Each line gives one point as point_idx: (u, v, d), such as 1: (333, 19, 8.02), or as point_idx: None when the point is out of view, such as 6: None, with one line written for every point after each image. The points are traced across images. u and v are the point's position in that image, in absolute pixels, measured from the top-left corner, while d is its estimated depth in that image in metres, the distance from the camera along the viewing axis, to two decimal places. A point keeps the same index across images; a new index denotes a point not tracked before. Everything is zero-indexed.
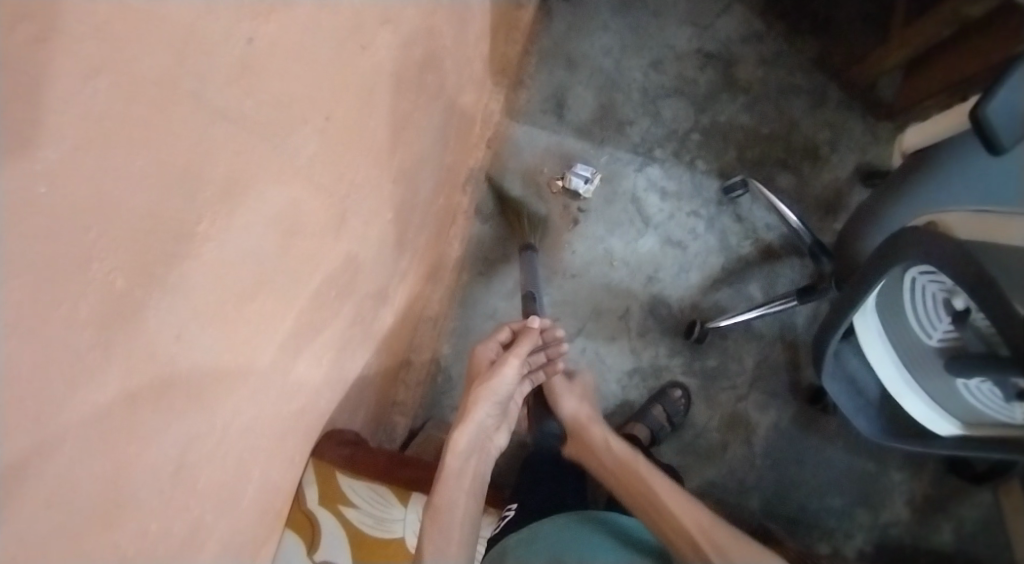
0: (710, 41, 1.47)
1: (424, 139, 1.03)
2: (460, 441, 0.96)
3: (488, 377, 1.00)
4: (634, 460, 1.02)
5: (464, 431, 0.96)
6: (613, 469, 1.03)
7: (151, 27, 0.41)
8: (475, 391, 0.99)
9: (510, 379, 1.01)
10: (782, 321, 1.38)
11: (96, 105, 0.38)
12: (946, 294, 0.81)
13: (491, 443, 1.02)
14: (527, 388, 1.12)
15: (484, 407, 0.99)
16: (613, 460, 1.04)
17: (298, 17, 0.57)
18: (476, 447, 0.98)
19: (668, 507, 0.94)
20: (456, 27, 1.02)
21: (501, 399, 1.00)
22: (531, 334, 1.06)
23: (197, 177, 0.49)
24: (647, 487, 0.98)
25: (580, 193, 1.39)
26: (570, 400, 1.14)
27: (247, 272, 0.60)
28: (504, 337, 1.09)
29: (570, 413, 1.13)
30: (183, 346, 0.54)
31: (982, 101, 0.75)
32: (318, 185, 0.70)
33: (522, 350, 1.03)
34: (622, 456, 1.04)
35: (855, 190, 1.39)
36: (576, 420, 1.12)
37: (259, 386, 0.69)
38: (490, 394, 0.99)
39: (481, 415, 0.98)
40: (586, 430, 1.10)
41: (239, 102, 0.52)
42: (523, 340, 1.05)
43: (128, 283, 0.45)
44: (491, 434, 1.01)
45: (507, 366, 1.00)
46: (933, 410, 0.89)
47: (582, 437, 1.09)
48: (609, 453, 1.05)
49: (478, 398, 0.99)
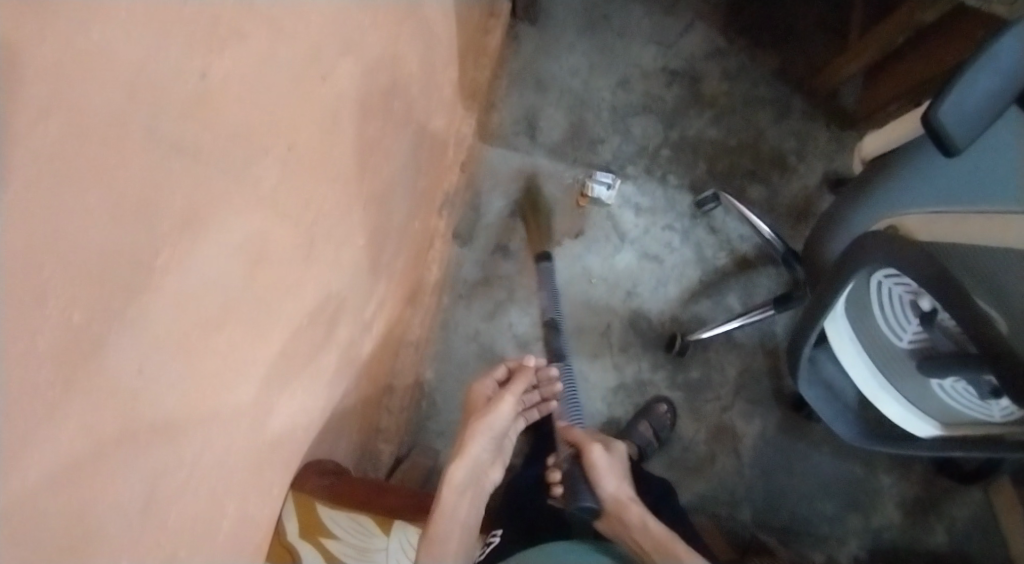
0: (675, 58, 1.50)
1: (394, 164, 1.04)
2: (456, 474, 0.96)
3: (484, 411, 1.01)
4: (673, 542, 0.97)
5: (461, 464, 0.97)
6: (649, 550, 0.98)
7: (100, 68, 0.42)
8: (471, 425, 1.00)
9: (507, 415, 1.02)
10: (763, 330, 1.39)
11: (45, 143, 0.39)
12: (912, 296, 0.83)
13: (485, 478, 1.02)
14: (522, 425, 1.13)
15: (480, 442, 0.99)
16: (646, 536, 0.99)
17: (253, 49, 0.58)
18: (472, 480, 0.98)
19: None
20: (421, 55, 1.04)
21: (497, 433, 1.01)
22: (527, 372, 1.07)
23: (153, 212, 0.50)
24: (677, 558, 0.95)
25: (603, 199, 1.41)
26: (611, 481, 1.07)
27: (210, 304, 0.60)
28: (500, 374, 1.11)
29: (611, 493, 1.06)
30: (146, 380, 0.53)
31: (934, 105, 0.77)
32: (283, 215, 0.70)
33: (518, 386, 1.04)
34: (659, 536, 0.98)
35: (824, 197, 1.42)
36: (615, 499, 1.06)
37: (229, 419, 0.69)
38: (487, 428, 1.00)
39: (476, 449, 0.99)
40: (625, 508, 1.04)
41: (195, 136, 0.53)
42: (518, 379, 1.06)
43: (86, 318, 0.45)
44: (485, 469, 1.02)
45: (504, 403, 1.01)
46: (910, 411, 0.90)
47: (619, 515, 1.04)
48: (645, 533, 1.00)
49: (474, 432, 1.00)
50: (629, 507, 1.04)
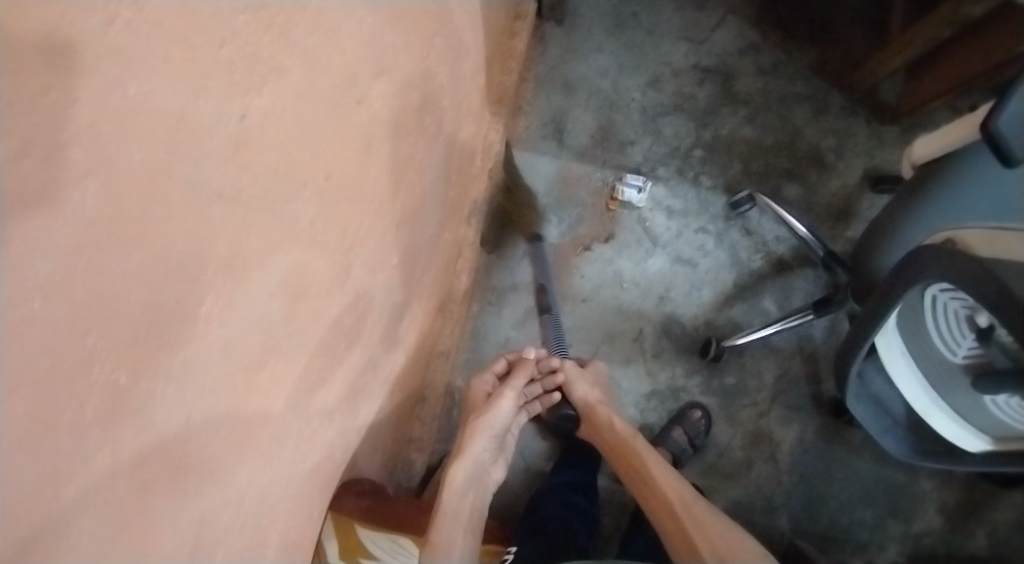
0: (707, 55, 1.48)
1: (425, 180, 1.02)
2: (457, 476, 0.96)
3: (485, 410, 1.03)
4: (636, 441, 1.06)
5: (463, 464, 0.97)
6: (615, 447, 1.07)
7: (138, 122, 0.40)
8: (471, 425, 1.02)
9: (506, 411, 1.04)
10: (801, 335, 1.37)
11: (86, 210, 0.37)
12: (969, 311, 0.79)
13: (488, 477, 1.03)
14: (523, 419, 1.13)
15: (481, 440, 1.01)
16: (614, 439, 1.08)
17: (291, 84, 0.57)
18: (475, 481, 0.99)
19: (653, 476, 1.00)
20: (451, 66, 1.03)
21: (498, 431, 1.02)
22: (527, 365, 1.08)
23: (197, 264, 0.49)
24: (644, 468, 1.02)
25: (635, 203, 1.38)
26: (583, 386, 1.15)
27: (254, 344, 0.59)
28: (500, 368, 1.12)
29: (582, 398, 1.14)
30: (193, 429, 0.53)
31: (992, 114, 0.73)
32: (320, 246, 0.69)
33: (518, 381, 1.06)
34: (623, 435, 1.07)
35: (864, 196, 1.38)
36: (587, 404, 1.14)
37: (271, 449, 0.67)
38: (487, 427, 1.01)
39: (478, 448, 1.00)
40: (596, 411, 1.12)
41: (236, 180, 0.52)
42: (518, 373, 1.08)
43: (132, 378, 0.44)
44: (488, 468, 1.03)
45: (503, 398, 1.02)
46: (964, 428, 0.88)
47: (593, 419, 1.12)
48: (613, 432, 1.08)
49: (474, 432, 1.01)
50: (597, 410, 1.12)
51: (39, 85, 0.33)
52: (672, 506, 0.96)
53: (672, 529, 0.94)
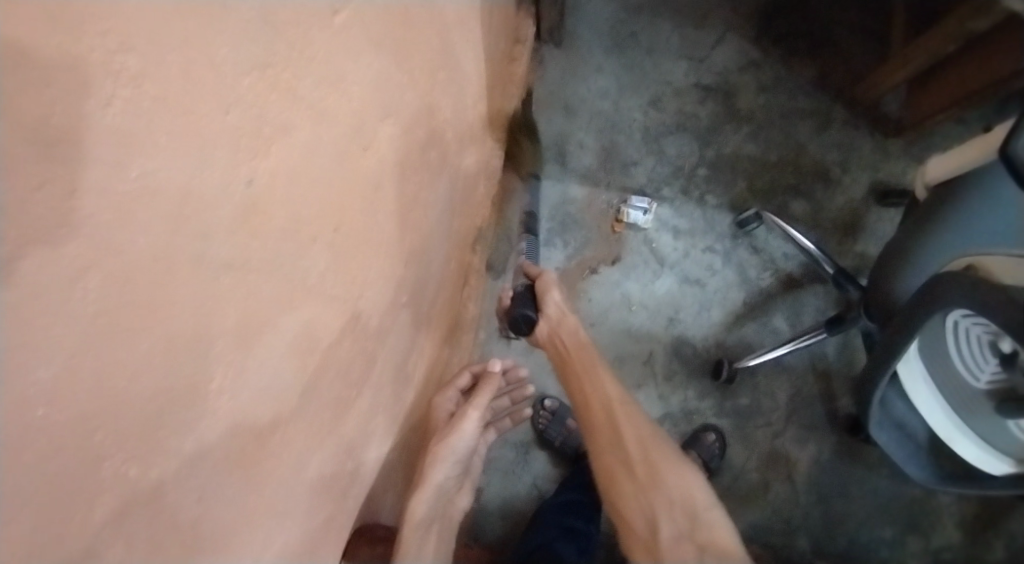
0: (707, 73, 1.46)
1: (432, 213, 1.01)
2: (419, 509, 0.92)
3: (447, 434, 1.01)
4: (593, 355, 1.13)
5: (422, 498, 0.93)
6: (572, 352, 1.13)
7: (143, 205, 0.38)
8: (434, 449, 0.99)
9: (469, 433, 1.03)
10: (813, 352, 1.35)
11: (86, 308, 0.35)
12: (992, 336, 0.76)
13: (452, 505, 1.02)
14: (492, 435, 1.21)
15: (442, 468, 0.98)
16: (570, 341, 1.13)
17: (299, 141, 0.55)
18: (437, 512, 0.96)
19: (605, 389, 1.09)
20: (454, 98, 1.01)
21: (461, 456, 1.01)
22: (491, 382, 1.07)
23: (207, 341, 0.47)
24: (597, 377, 1.10)
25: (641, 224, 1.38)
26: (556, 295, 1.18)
27: (267, 411, 0.58)
28: (464, 384, 1.15)
29: (556, 305, 1.17)
30: (205, 506, 0.51)
31: (1010, 137, 0.71)
32: (332, 297, 0.67)
33: (482, 399, 1.04)
34: (581, 341, 1.13)
35: (871, 210, 1.37)
36: (554, 310, 1.17)
37: (284, 509, 0.65)
38: (449, 453, 0.99)
39: (439, 476, 0.98)
40: (562, 321, 1.16)
41: (245, 248, 0.50)
42: (484, 387, 1.07)
43: (141, 470, 0.42)
44: (453, 496, 1.03)
45: (466, 421, 1.01)
46: (986, 452, 0.85)
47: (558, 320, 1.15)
48: (570, 333, 1.14)
49: (436, 458, 0.98)
50: (565, 319, 1.15)
51: (31, 180, 0.30)
52: (620, 429, 1.04)
53: (606, 430, 1.06)
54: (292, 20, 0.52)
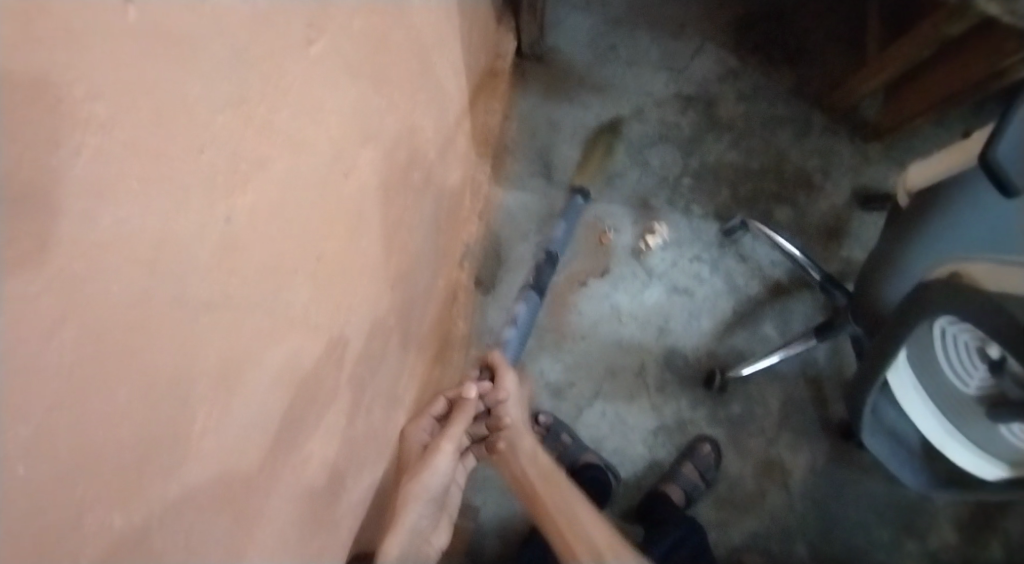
0: (687, 84, 1.48)
1: (416, 235, 1.00)
2: (393, 550, 0.86)
3: (420, 469, 0.93)
4: (561, 483, 1.01)
5: (396, 537, 0.87)
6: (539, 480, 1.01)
7: (117, 251, 0.38)
8: (406, 486, 0.92)
9: (443, 469, 0.95)
10: (803, 358, 1.36)
11: (65, 358, 0.34)
12: (980, 343, 0.77)
13: (429, 542, 0.97)
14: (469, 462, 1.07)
15: (416, 506, 0.91)
16: (537, 471, 1.02)
17: (276, 173, 0.55)
18: (412, 550, 0.91)
19: (585, 527, 0.96)
20: (435, 119, 1.01)
21: (435, 492, 0.93)
22: (465, 409, 0.99)
23: (189, 382, 0.46)
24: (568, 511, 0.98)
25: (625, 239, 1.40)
26: (514, 408, 1.03)
27: (252, 448, 0.57)
28: (439, 411, 1.02)
29: (511, 419, 1.02)
30: (195, 548, 0.50)
31: (990, 144, 0.72)
32: (315, 327, 0.67)
33: (455, 431, 0.96)
34: (549, 469, 1.02)
35: (854, 214, 1.39)
36: (511, 429, 1.03)
37: (274, 545, 0.64)
38: (421, 490, 0.92)
39: (413, 515, 0.91)
40: (519, 440, 1.03)
41: (225, 285, 0.49)
42: (457, 417, 0.98)
43: (127, 518, 0.41)
44: (427, 534, 0.96)
45: (439, 457, 0.93)
46: (978, 455, 0.86)
47: (515, 445, 1.03)
48: (534, 462, 1.02)
49: (409, 496, 0.91)
50: (524, 441, 1.03)
51: (6, 234, 0.30)
52: None
53: None
54: (267, 55, 0.52)
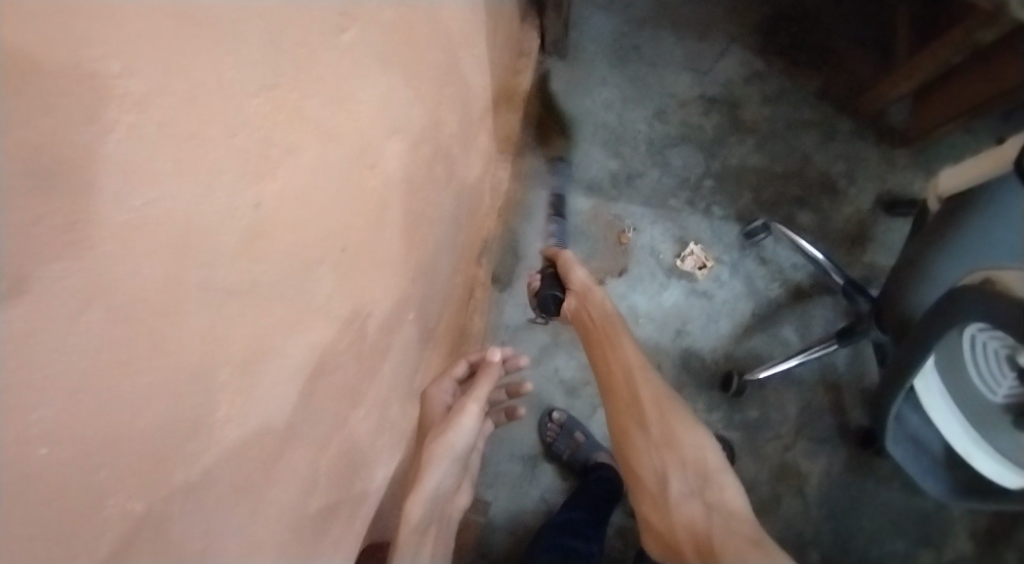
0: (711, 85, 1.47)
1: (438, 228, 1.00)
2: (415, 511, 0.83)
3: (445, 429, 0.90)
4: (614, 327, 1.05)
5: (419, 497, 0.84)
6: (596, 324, 1.06)
7: (145, 233, 0.37)
8: (430, 445, 0.89)
9: (470, 429, 0.92)
10: (823, 363, 1.34)
11: (89, 341, 0.34)
12: (1010, 351, 0.74)
13: (450, 506, 0.95)
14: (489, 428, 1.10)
15: (440, 467, 0.88)
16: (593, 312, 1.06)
17: (304, 162, 0.54)
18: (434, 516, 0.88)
19: (627, 360, 1.02)
20: (460, 113, 1.01)
21: (459, 454, 0.90)
22: (490, 370, 0.98)
23: (212, 370, 0.46)
24: (615, 345, 1.03)
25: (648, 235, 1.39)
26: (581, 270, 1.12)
27: (270, 438, 0.56)
28: (461, 372, 1.03)
29: (580, 280, 1.10)
30: (212, 537, 0.49)
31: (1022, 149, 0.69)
32: (337, 319, 0.66)
33: (480, 392, 0.94)
34: (606, 315, 1.06)
35: (878, 219, 1.38)
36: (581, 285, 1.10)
37: (289, 537, 0.63)
38: (446, 450, 0.89)
39: (436, 476, 0.88)
40: (589, 293, 1.09)
41: (249, 274, 0.49)
42: (482, 379, 0.96)
43: (147, 504, 0.41)
44: (449, 497, 0.94)
45: (465, 416, 0.90)
46: (1002, 466, 0.84)
47: (585, 294, 1.09)
48: (597, 306, 1.07)
49: (431, 456, 0.88)
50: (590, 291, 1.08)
51: (32, 213, 0.29)
52: (642, 400, 0.98)
53: (625, 414, 0.99)
54: (300, 44, 0.51)
